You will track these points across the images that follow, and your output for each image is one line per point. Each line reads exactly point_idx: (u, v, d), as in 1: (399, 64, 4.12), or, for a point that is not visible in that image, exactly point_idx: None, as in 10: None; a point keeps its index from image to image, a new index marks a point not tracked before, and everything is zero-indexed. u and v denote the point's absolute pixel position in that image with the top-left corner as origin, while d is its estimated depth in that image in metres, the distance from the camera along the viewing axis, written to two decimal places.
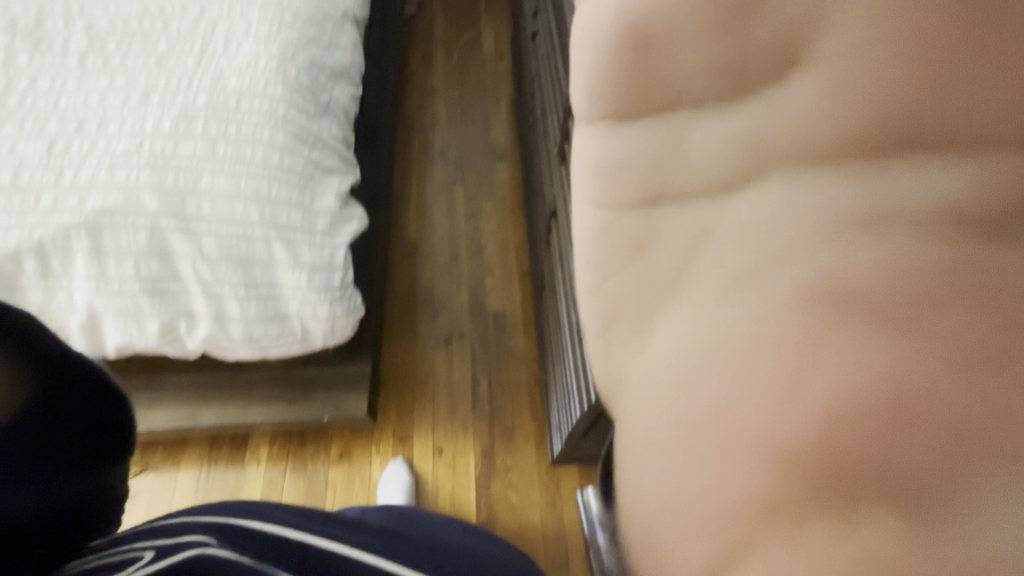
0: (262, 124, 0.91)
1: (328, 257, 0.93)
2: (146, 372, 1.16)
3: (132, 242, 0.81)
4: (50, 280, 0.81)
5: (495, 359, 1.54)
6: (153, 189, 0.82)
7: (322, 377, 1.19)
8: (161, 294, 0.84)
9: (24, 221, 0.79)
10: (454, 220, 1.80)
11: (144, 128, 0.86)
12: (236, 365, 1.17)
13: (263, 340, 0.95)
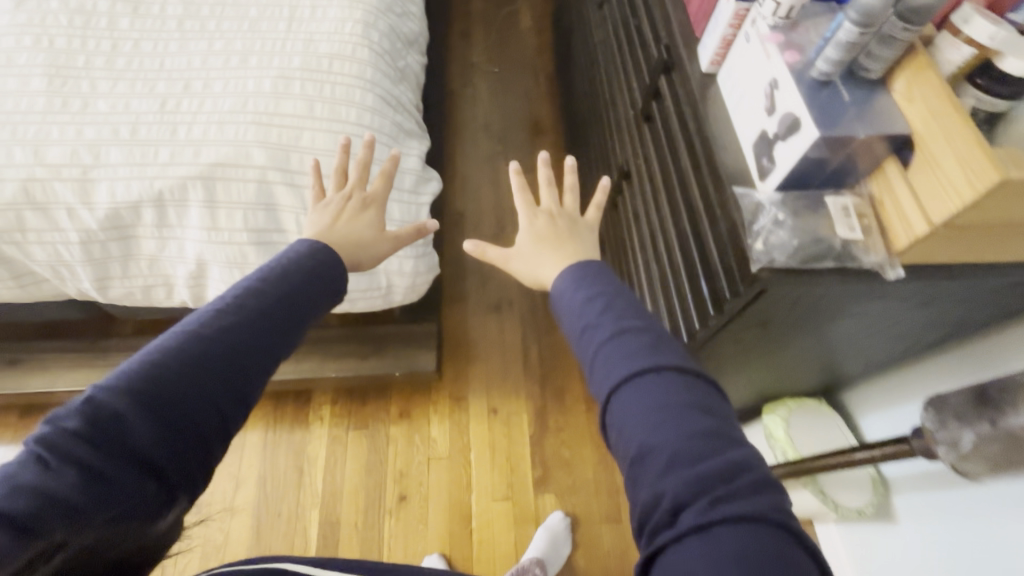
0: (355, 86, 0.96)
1: (415, 214, 0.99)
2: None
3: (243, 193, 0.86)
4: (166, 229, 0.87)
5: (544, 326, 1.59)
6: (261, 144, 0.86)
7: (392, 333, 1.26)
8: (266, 245, 0.89)
9: (144, 172, 0.83)
10: (499, 193, 1.84)
11: (247, 88, 0.91)
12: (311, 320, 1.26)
13: (352, 292, 1.01)
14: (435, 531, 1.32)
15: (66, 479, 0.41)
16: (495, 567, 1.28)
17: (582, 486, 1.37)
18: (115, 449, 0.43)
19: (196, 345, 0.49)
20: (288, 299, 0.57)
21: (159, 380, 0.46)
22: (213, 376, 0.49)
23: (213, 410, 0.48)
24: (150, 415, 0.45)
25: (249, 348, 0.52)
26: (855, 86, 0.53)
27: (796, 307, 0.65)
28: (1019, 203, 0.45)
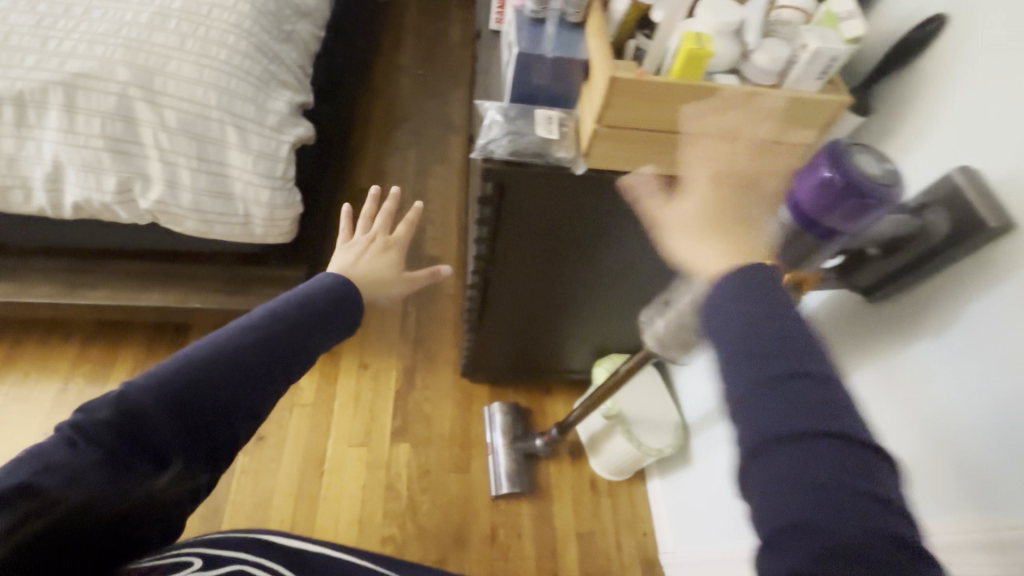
0: (228, 31, 1.07)
1: (274, 149, 1.09)
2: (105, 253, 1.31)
3: (102, 103, 0.95)
4: (26, 129, 0.95)
5: (426, 296, 1.70)
6: (125, 64, 0.97)
7: (262, 275, 1.35)
8: (122, 154, 0.98)
9: (10, 74, 0.92)
10: (405, 177, 1.97)
11: (124, 18, 1.01)
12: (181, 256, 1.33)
13: (210, 215, 1.08)
14: (286, 472, 1.36)
15: (89, 456, 0.47)
16: (340, 507, 1.33)
17: (438, 438, 1.46)
18: (132, 442, 0.50)
19: (233, 349, 0.55)
20: (304, 325, 0.61)
21: (185, 383, 0.52)
22: (238, 370, 0.54)
23: (238, 396, 0.54)
24: (167, 422, 0.50)
25: (263, 360, 0.56)
26: (561, 28, 0.69)
27: (542, 215, 0.80)
28: (641, 104, 0.61)
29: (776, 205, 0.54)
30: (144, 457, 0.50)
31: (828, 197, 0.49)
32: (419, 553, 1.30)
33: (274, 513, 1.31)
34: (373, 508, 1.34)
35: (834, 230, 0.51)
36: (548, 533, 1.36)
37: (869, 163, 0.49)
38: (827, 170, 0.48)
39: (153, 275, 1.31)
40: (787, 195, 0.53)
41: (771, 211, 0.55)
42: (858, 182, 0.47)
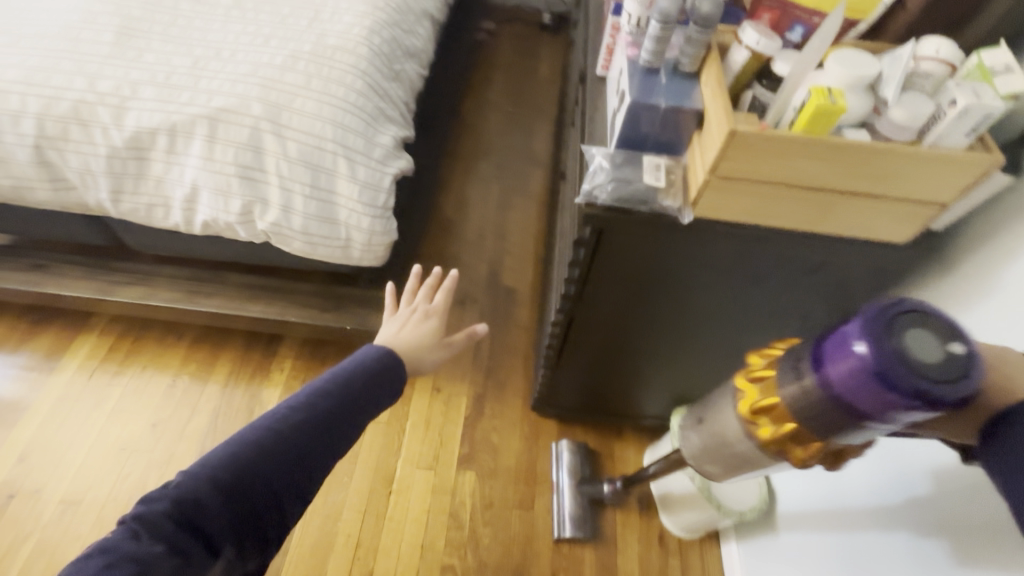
0: (348, 72, 1.17)
1: (377, 180, 1.16)
2: (222, 266, 1.45)
3: (237, 135, 1.06)
4: (174, 156, 1.08)
5: (500, 325, 1.72)
6: (260, 100, 1.08)
7: (354, 295, 1.44)
8: (248, 180, 1.09)
9: (168, 108, 1.06)
10: (487, 207, 2.03)
11: (262, 60, 1.13)
12: (288, 274, 1.47)
13: (315, 238, 1.16)
14: (357, 486, 1.40)
15: (156, 548, 0.53)
16: (405, 529, 1.35)
17: (504, 470, 1.45)
18: (189, 530, 0.56)
19: (272, 434, 0.64)
20: (351, 397, 0.71)
21: (234, 470, 0.60)
22: (281, 453, 0.63)
23: (278, 477, 0.62)
24: (227, 500, 0.59)
25: (312, 434, 0.66)
26: (675, 77, 0.69)
27: (639, 261, 0.78)
28: (760, 159, 0.59)
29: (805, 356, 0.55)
30: (202, 536, 0.56)
31: (861, 373, 0.48)
32: None
33: (343, 526, 1.35)
34: (436, 534, 1.35)
35: (868, 409, 0.49)
36: None
37: (924, 348, 0.46)
38: (859, 345, 0.48)
39: (261, 289, 1.45)
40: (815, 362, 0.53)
41: (790, 363, 0.57)
42: (893, 368, 0.45)
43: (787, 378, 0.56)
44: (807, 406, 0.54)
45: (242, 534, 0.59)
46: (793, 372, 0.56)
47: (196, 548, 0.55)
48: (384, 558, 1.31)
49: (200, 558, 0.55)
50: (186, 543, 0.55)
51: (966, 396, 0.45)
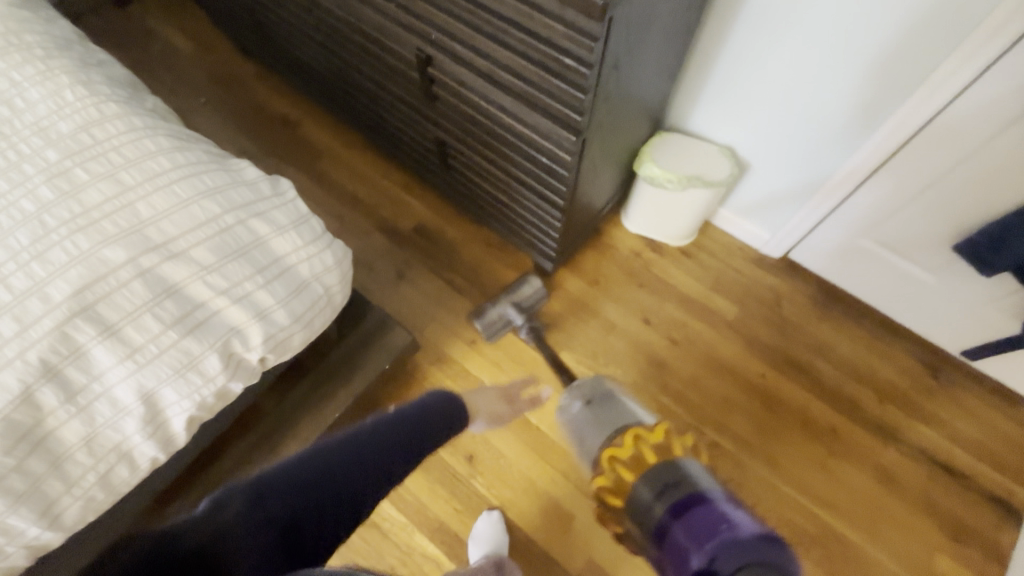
0: (137, 138, 0.84)
1: (296, 210, 0.94)
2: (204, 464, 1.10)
3: (133, 296, 0.73)
4: (81, 394, 0.71)
5: (449, 258, 1.65)
6: (106, 241, 0.74)
7: (350, 344, 1.23)
8: (199, 327, 0.78)
9: (4, 353, 0.66)
10: (312, 193, 1.74)
11: (29, 208, 0.74)
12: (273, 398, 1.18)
13: (307, 316, 0.92)
14: (516, 453, 1.38)
15: (235, 511, 0.69)
16: None
17: (575, 328, 1.55)
18: (254, 514, 0.70)
19: (344, 451, 0.80)
20: (396, 436, 0.86)
21: (313, 473, 0.76)
22: (349, 466, 0.79)
23: (344, 482, 0.78)
24: (288, 492, 0.74)
25: (351, 460, 0.80)
26: None
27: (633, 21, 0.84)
28: None
29: (692, 465, 0.90)
30: (257, 524, 0.70)
31: (703, 540, 0.73)
32: (650, 395, 1.45)
33: (541, 482, 1.35)
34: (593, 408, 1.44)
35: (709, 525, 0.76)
36: (697, 304, 1.58)
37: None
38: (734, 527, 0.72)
39: (268, 436, 1.15)
40: (704, 498, 0.81)
41: (694, 470, 0.90)
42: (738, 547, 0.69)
43: (682, 470, 0.89)
44: (653, 486, 0.88)
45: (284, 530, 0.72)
46: (669, 475, 0.89)
47: (246, 529, 0.69)
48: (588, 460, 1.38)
49: (241, 545, 0.68)
50: (247, 518, 0.70)
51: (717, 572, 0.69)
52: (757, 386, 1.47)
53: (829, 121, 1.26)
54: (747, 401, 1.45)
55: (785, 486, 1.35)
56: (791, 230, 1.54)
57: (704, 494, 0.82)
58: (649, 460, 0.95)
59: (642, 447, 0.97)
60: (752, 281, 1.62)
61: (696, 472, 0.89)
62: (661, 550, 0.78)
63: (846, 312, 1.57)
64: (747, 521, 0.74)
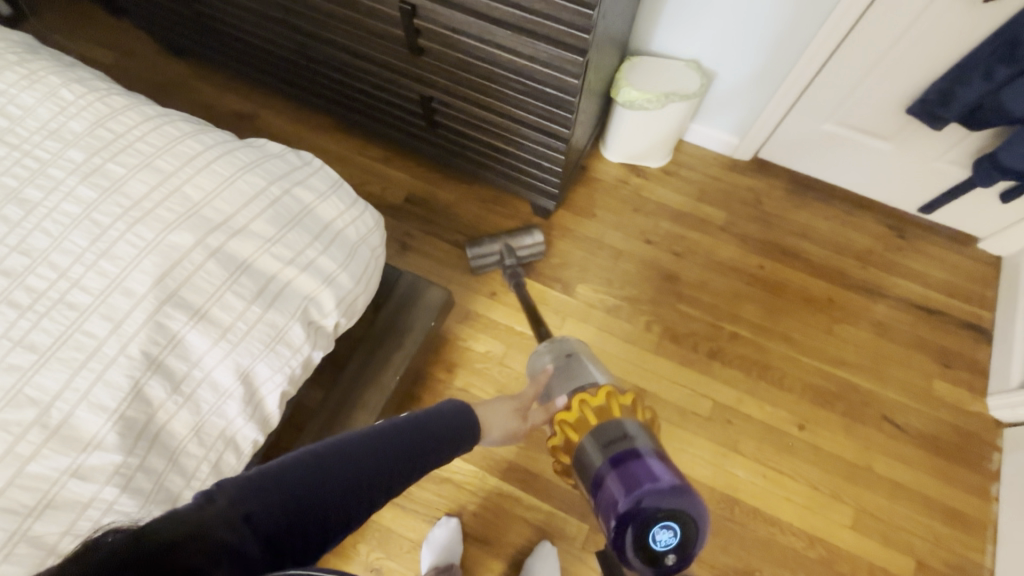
0: (158, 125, 0.81)
1: (329, 176, 0.93)
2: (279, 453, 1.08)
3: (211, 277, 0.73)
4: (185, 381, 0.71)
5: (449, 220, 1.66)
6: (169, 228, 0.73)
7: (392, 309, 1.23)
8: (277, 299, 0.79)
9: (107, 352, 0.67)
10: None
11: (77, 210, 0.71)
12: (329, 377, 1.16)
13: (366, 277, 0.93)
14: None
15: (218, 509, 0.59)
16: (612, 351, 1.50)
17: (586, 260, 1.62)
18: (236, 515, 0.59)
19: (346, 449, 0.69)
20: (411, 442, 0.74)
21: (308, 470, 0.65)
22: (348, 467, 0.67)
23: (338, 487, 0.65)
24: (279, 496, 0.62)
25: (346, 481, 0.66)
26: None
27: None
28: None
29: (634, 423, 0.82)
30: (239, 528, 0.58)
31: (626, 490, 0.71)
32: (669, 305, 1.55)
33: None
34: (621, 328, 1.52)
35: (632, 476, 0.73)
36: (689, 217, 1.69)
37: (668, 539, 0.70)
38: (655, 486, 0.70)
39: (334, 413, 1.13)
40: (637, 453, 0.76)
41: (638, 428, 0.82)
42: (653, 509, 0.69)
43: (627, 427, 0.81)
44: (598, 441, 0.80)
45: (261, 540, 0.59)
46: (616, 432, 0.80)
47: (221, 532, 0.58)
48: (628, 375, 1.47)
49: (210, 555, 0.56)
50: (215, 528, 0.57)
51: (628, 536, 0.70)
52: (759, 276, 1.61)
53: (780, 31, 1.39)
54: (753, 292, 1.59)
55: (803, 356, 1.50)
56: (759, 129, 1.68)
57: (634, 445, 0.78)
58: (601, 418, 0.84)
59: (599, 401, 0.85)
60: (732, 186, 1.75)
61: (637, 428, 0.81)
62: (594, 497, 0.76)
63: (817, 196, 1.73)
64: (665, 479, 0.71)
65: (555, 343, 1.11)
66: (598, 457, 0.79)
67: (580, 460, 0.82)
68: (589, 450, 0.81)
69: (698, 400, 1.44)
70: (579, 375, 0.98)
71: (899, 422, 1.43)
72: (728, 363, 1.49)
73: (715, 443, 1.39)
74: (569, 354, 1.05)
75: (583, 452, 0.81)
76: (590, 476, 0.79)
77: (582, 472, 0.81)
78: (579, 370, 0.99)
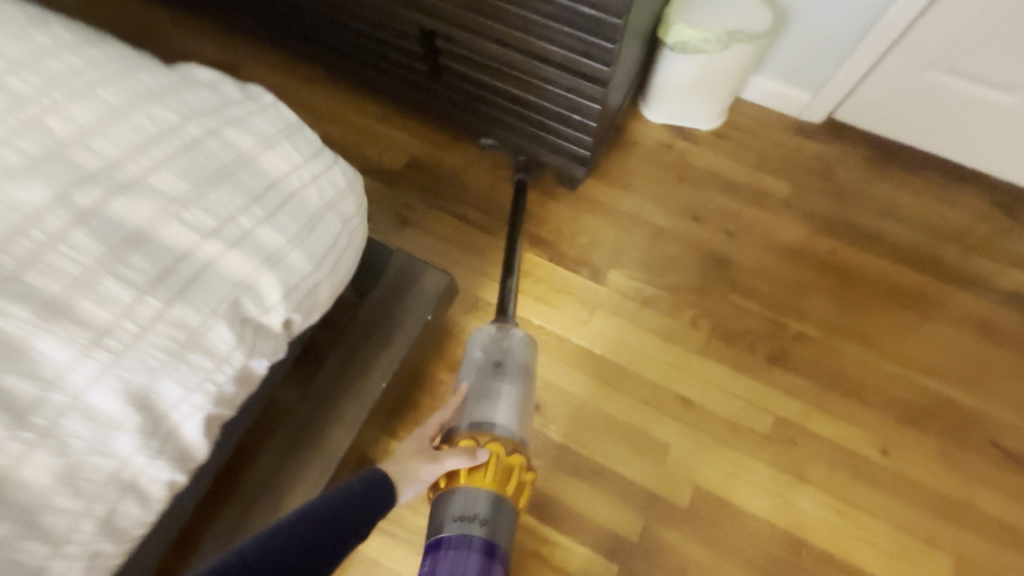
0: (23, 30, 0.56)
1: (280, 116, 0.68)
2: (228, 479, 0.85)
3: (81, 252, 0.50)
4: (38, 408, 0.47)
5: (456, 189, 1.39)
6: (17, 179, 0.49)
7: (378, 299, 0.97)
8: (188, 287, 0.55)
9: None
10: None
11: None
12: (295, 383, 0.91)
13: (329, 257, 0.69)
14: (588, 391, 1.20)
15: None
16: (649, 352, 1.23)
17: (620, 240, 1.34)
18: None
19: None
20: (316, 539, 0.61)
21: None
22: None
23: None
24: None
25: None
26: None
27: None
28: None
29: (485, 500, 0.70)
30: None
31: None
32: (721, 297, 1.28)
33: (623, 416, 1.18)
34: (661, 323, 1.25)
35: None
36: (746, 189, 1.40)
37: None
38: None
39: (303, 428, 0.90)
40: (465, 545, 0.67)
41: (493, 503, 0.71)
42: None
43: (481, 507, 0.70)
44: (454, 511, 0.70)
45: None
46: (465, 509, 0.70)
47: None
48: (669, 381, 1.21)
49: None
50: None
51: None
52: (832, 263, 1.31)
53: None
54: (824, 282, 1.30)
55: (888, 363, 1.22)
56: (841, 83, 1.36)
57: (467, 531, 0.68)
58: (464, 480, 0.72)
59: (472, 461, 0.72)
60: (800, 153, 1.44)
61: (487, 509, 0.70)
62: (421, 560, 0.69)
63: (905, 166, 1.41)
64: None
65: (499, 335, 0.92)
66: (447, 526, 0.69)
67: (435, 510, 0.73)
68: (447, 518, 0.70)
69: (756, 415, 1.18)
70: (491, 401, 0.82)
71: (1009, 447, 1.15)
72: (793, 370, 1.21)
73: (776, 469, 1.13)
74: (499, 363, 0.87)
75: (440, 509, 0.71)
76: (430, 537, 0.70)
77: (430, 527, 0.72)
78: (496, 390, 0.83)
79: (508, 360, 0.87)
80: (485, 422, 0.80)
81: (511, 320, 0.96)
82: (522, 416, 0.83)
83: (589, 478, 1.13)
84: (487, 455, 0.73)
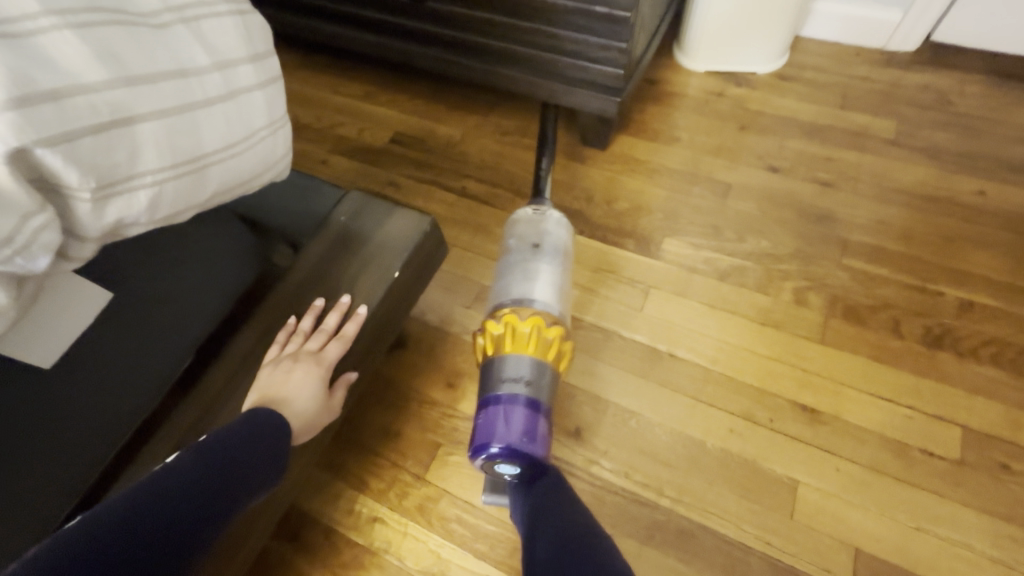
0: None
1: None
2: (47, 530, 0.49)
3: None
4: None
5: (452, 162, 1.09)
6: None
7: (318, 254, 0.64)
8: None
9: None
10: None
11: None
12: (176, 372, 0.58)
13: (166, 93, 0.37)
14: (654, 404, 0.79)
15: None
16: (737, 341, 0.83)
17: (672, 201, 0.99)
18: None
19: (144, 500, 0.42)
20: (243, 470, 0.47)
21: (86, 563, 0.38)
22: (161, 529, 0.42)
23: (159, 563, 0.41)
24: None
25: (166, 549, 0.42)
26: None
27: None
28: None
29: (530, 363, 0.63)
30: None
31: (480, 440, 0.61)
32: (830, 260, 0.89)
33: (715, 440, 0.75)
34: (750, 302, 0.87)
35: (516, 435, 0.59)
36: (835, 130, 1.05)
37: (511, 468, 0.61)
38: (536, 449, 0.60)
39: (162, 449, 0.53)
40: (519, 405, 0.61)
41: (536, 366, 0.64)
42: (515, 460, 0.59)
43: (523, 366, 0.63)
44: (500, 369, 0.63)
45: None
46: (513, 370, 0.63)
47: None
48: (778, 383, 0.79)
49: None
50: None
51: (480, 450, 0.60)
52: (979, 206, 0.93)
53: None
54: (978, 232, 0.90)
55: None
56: None
57: (511, 389, 0.62)
58: (507, 347, 0.64)
59: (513, 329, 0.65)
60: (896, 85, 1.10)
61: (531, 370, 0.63)
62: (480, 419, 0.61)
63: None
64: (517, 436, 0.59)
65: (535, 217, 0.78)
66: (515, 381, 0.62)
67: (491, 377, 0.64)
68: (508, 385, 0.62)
69: (930, 428, 0.74)
70: (528, 277, 0.70)
71: None
72: (970, 355, 0.79)
73: (989, 516, 0.68)
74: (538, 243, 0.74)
75: (494, 365, 0.64)
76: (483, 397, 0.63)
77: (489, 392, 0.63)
78: (533, 267, 0.70)
79: (545, 239, 0.74)
80: (525, 299, 0.68)
81: (545, 201, 0.82)
82: (565, 295, 0.72)
83: (675, 543, 0.69)
84: (530, 329, 0.65)
